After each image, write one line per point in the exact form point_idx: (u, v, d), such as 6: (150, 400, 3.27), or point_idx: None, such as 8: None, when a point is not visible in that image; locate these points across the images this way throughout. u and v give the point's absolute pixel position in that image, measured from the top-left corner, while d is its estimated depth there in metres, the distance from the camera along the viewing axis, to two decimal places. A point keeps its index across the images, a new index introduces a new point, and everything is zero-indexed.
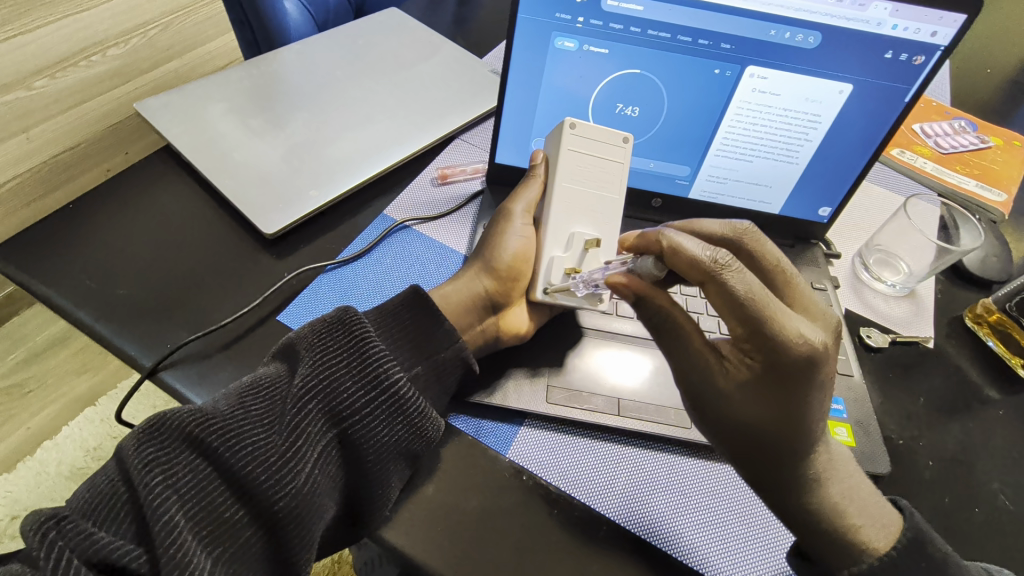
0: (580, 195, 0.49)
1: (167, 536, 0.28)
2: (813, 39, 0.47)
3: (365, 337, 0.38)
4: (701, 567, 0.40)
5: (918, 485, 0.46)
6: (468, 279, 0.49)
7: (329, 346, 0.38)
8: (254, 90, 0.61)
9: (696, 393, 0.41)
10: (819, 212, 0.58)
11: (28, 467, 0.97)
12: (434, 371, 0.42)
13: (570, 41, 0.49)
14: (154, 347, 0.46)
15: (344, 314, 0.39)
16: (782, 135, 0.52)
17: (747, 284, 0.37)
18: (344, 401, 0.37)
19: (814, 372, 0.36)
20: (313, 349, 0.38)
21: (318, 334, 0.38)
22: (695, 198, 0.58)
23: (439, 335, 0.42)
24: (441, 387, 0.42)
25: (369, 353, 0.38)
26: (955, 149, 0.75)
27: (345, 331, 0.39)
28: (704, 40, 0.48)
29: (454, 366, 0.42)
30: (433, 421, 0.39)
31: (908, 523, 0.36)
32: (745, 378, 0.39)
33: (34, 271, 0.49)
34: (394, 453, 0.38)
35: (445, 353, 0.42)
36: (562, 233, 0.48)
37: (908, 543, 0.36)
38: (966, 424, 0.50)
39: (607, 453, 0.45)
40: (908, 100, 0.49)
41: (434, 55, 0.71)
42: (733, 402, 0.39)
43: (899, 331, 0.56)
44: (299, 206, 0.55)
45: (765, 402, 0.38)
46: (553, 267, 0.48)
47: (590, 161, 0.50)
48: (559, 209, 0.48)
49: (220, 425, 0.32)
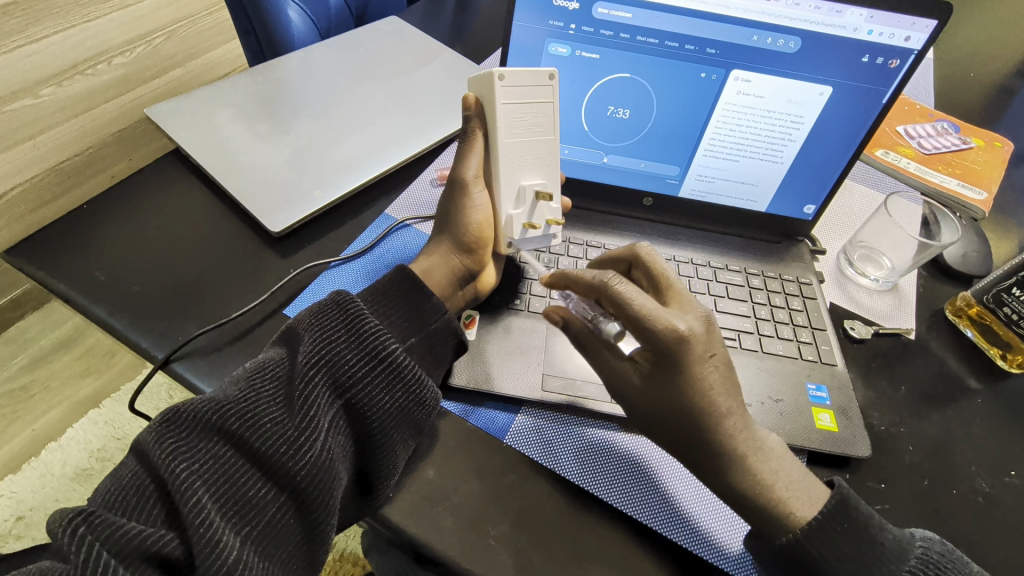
0: (519, 148, 0.48)
1: (196, 517, 0.31)
2: (793, 44, 0.50)
3: (360, 315, 0.40)
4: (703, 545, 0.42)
5: (897, 468, 0.48)
6: (441, 255, 0.50)
7: (327, 326, 0.40)
8: (261, 96, 0.64)
9: (617, 385, 0.43)
10: (804, 209, 0.60)
11: (33, 469, 0.99)
12: (427, 342, 0.44)
13: (563, 46, 0.52)
14: (166, 340, 0.48)
15: (339, 296, 0.41)
16: (767, 135, 0.55)
17: (627, 295, 0.39)
18: (346, 373, 0.39)
19: (682, 360, 0.39)
20: (312, 329, 0.39)
21: (316, 316, 0.40)
22: (684, 197, 0.60)
23: (428, 309, 0.44)
24: (435, 358, 0.44)
25: (365, 329, 0.40)
26: (937, 150, 0.78)
27: (342, 311, 0.40)
28: (689, 45, 0.51)
29: (446, 336, 0.44)
30: (431, 389, 0.41)
31: (835, 490, 0.39)
32: (647, 370, 0.41)
33: (52, 270, 0.51)
34: (399, 421, 0.40)
35: (435, 324, 0.44)
36: (511, 189, 0.49)
37: (833, 508, 0.38)
38: (946, 413, 0.52)
39: (605, 438, 0.47)
40: (886, 101, 0.51)
41: (433, 62, 0.74)
42: (643, 392, 0.42)
43: (881, 323, 0.58)
44: (304, 205, 0.57)
45: (661, 385, 0.41)
46: (512, 224, 0.49)
47: (524, 108, 0.47)
48: (504, 166, 0.48)
49: (235, 409, 0.35)
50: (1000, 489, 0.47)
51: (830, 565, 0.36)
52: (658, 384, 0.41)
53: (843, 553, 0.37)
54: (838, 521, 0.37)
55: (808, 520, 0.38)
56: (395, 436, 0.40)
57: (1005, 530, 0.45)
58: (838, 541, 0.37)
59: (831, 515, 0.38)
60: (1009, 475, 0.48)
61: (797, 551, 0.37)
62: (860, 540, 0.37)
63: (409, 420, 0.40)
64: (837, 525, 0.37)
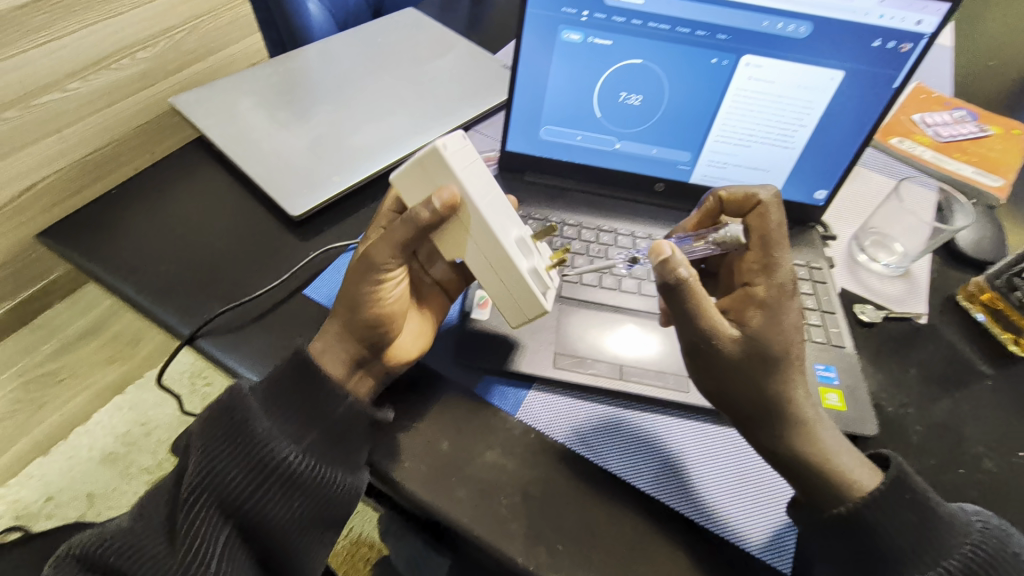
0: (494, 214, 0.41)
1: None
2: (805, 29, 0.50)
3: (248, 423, 0.39)
4: (714, 521, 0.42)
5: (905, 449, 0.48)
6: (337, 335, 0.44)
7: (216, 435, 0.39)
8: (282, 85, 0.66)
9: (721, 350, 0.40)
10: (816, 194, 0.60)
11: (62, 451, 1.03)
12: (329, 438, 0.41)
13: (576, 33, 0.53)
14: (191, 317, 0.50)
15: (229, 395, 0.40)
16: (778, 121, 0.55)
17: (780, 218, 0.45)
18: (234, 494, 0.38)
19: (791, 298, 0.42)
20: (198, 445, 0.39)
21: (205, 426, 0.39)
22: (696, 182, 0.61)
23: (325, 399, 0.41)
24: (345, 447, 0.41)
25: (254, 435, 0.39)
26: (954, 138, 0.77)
27: (231, 416, 0.39)
28: (701, 31, 0.51)
29: (355, 419, 0.41)
30: (337, 483, 0.40)
31: (893, 464, 0.39)
32: (757, 325, 0.41)
33: (83, 251, 0.54)
34: (294, 525, 0.39)
35: (337, 411, 0.41)
36: (512, 244, 0.41)
37: (890, 483, 0.38)
38: (956, 396, 0.52)
39: (636, 419, 0.48)
40: (898, 86, 0.52)
41: (448, 53, 0.75)
42: (751, 350, 0.40)
43: (893, 307, 0.58)
44: (323, 190, 0.59)
45: (772, 341, 0.40)
46: (536, 276, 0.42)
47: (491, 199, 0.41)
48: (485, 208, 0.40)
49: (114, 559, 0.35)
50: (1009, 470, 0.48)
51: (888, 538, 0.37)
52: (769, 325, 0.41)
53: (901, 527, 0.37)
54: (896, 496, 0.38)
55: (867, 493, 0.38)
56: (288, 539, 0.39)
57: (1012, 509, 0.46)
58: (895, 515, 0.37)
59: (890, 489, 0.38)
60: (1017, 456, 0.49)
61: (846, 522, 0.38)
62: (916, 515, 0.37)
63: (308, 521, 0.40)
64: (894, 500, 0.37)
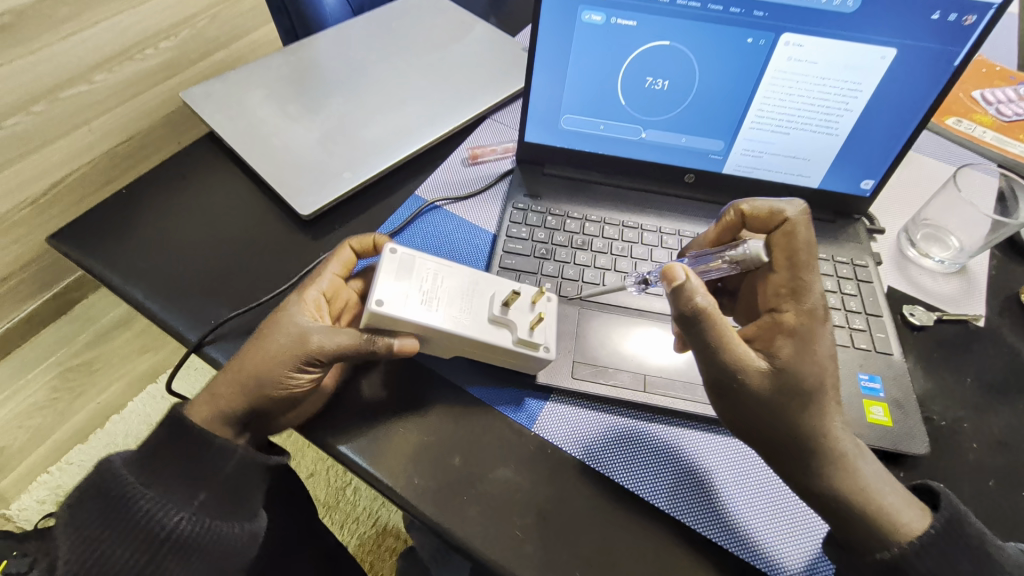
0: (445, 312, 0.42)
1: None
2: (852, 2, 0.45)
3: (120, 493, 0.35)
4: (740, 549, 0.39)
5: (959, 467, 0.44)
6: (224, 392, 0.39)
7: (85, 515, 0.35)
8: (292, 77, 0.63)
9: (746, 380, 0.37)
10: (861, 185, 0.55)
11: (99, 439, 1.00)
12: (222, 494, 0.38)
13: (598, 14, 0.49)
14: (199, 323, 0.49)
15: (95, 471, 0.36)
16: (821, 105, 0.50)
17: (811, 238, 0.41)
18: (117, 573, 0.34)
19: (824, 326, 0.38)
20: (66, 528, 0.35)
21: (73, 506, 0.35)
22: (729, 173, 0.57)
23: (212, 455, 0.38)
24: (239, 498, 0.38)
25: (129, 506, 0.35)
26: (1018, 117, 0.70)
27: (100, 491, 0.36)
28: (735, 8, 0.47)
29: (250, 468, 0.39)
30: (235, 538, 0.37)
31: (946, 503, 0.36)
32: (788, 355, 0.37)
33: (93, 254, 0.53)
34: None
35: (228, 467, 0.38)
36: (487, 328, 0.43)
37: (943, 526, 0.35)
38: (1018, 407, 0.47)
39: (659, 433, 0.44)
40: (958, 64, 0.47)
41: (466, 37, 0.72)
42: (783, 382, 0.36)
43: (946, 309, 0.53)
44: (333, 187, 0.57)
45: (802, 373, 0.36)
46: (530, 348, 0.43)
47: (431, 300, 0.43)
48: (428, 315, 0.42)
49: None
50: None
51: None
52: (802, 355, 0.37)
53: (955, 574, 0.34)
54: (949, 539, 0.35)
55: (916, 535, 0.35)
56: None
57: None
58: (948, 560, 0.34)
59: (942, 532, 0.35)
60: None
61: (899, 569, 0.34)
62: (971, 561, 0.34)
63: None
64: (946, 544, 0.35)
